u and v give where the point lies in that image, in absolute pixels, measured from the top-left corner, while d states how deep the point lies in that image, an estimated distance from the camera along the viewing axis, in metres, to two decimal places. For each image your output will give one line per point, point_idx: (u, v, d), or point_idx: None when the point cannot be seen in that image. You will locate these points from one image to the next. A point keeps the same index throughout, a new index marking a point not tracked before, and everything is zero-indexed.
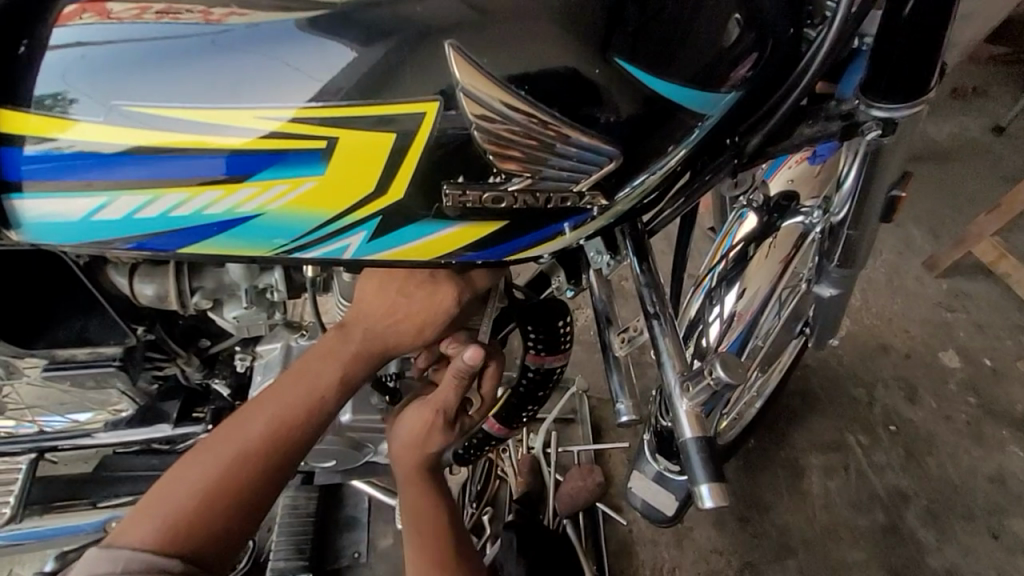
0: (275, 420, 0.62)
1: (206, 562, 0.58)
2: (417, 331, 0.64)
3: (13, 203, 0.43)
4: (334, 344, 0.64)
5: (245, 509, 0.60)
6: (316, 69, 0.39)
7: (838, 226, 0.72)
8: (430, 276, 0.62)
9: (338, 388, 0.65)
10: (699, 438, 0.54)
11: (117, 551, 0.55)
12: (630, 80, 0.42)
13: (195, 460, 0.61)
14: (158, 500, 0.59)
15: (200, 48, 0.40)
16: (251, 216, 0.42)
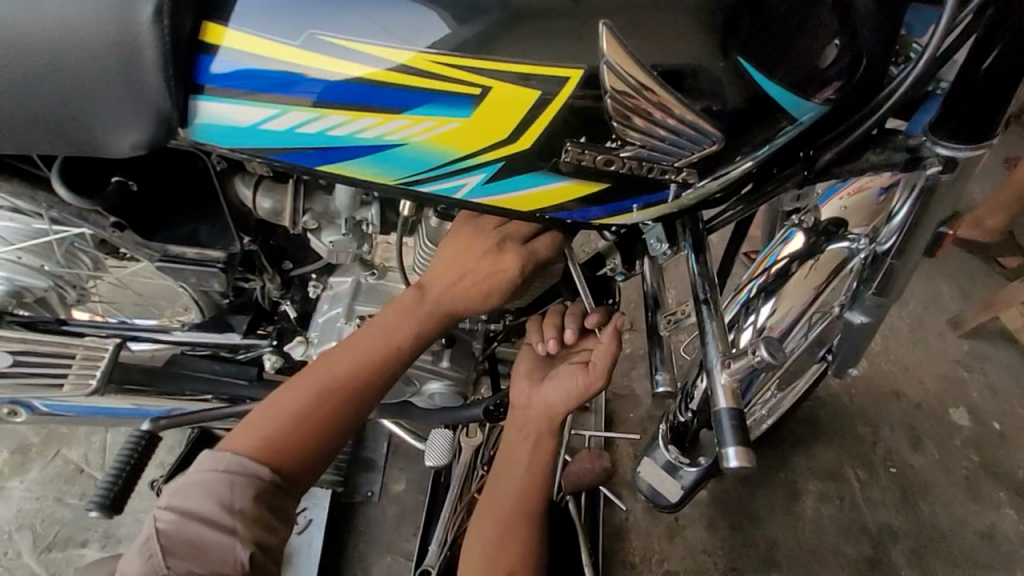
0: (358, 363, 0.73)
1: (288, 474, 0.70)
2: (482, 296, 0.73)
3: (195, 103, 0.50)
4: (412, 302, 0.74)
5: (326, 435, 0.72)
6: (411, 35, 0.46)
7: (883, 254, 0.78)
8: (498, 243, 0.71)
9: (410, 343, 0.74)
10: (731, 408, 0.60)
11: (223, 454, 0.67)
12: (745, 77, 0.49)
13: (290, 389, 0.72)
14: (258, 418, 0.71)
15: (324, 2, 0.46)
16: (397, 144, 0.50)
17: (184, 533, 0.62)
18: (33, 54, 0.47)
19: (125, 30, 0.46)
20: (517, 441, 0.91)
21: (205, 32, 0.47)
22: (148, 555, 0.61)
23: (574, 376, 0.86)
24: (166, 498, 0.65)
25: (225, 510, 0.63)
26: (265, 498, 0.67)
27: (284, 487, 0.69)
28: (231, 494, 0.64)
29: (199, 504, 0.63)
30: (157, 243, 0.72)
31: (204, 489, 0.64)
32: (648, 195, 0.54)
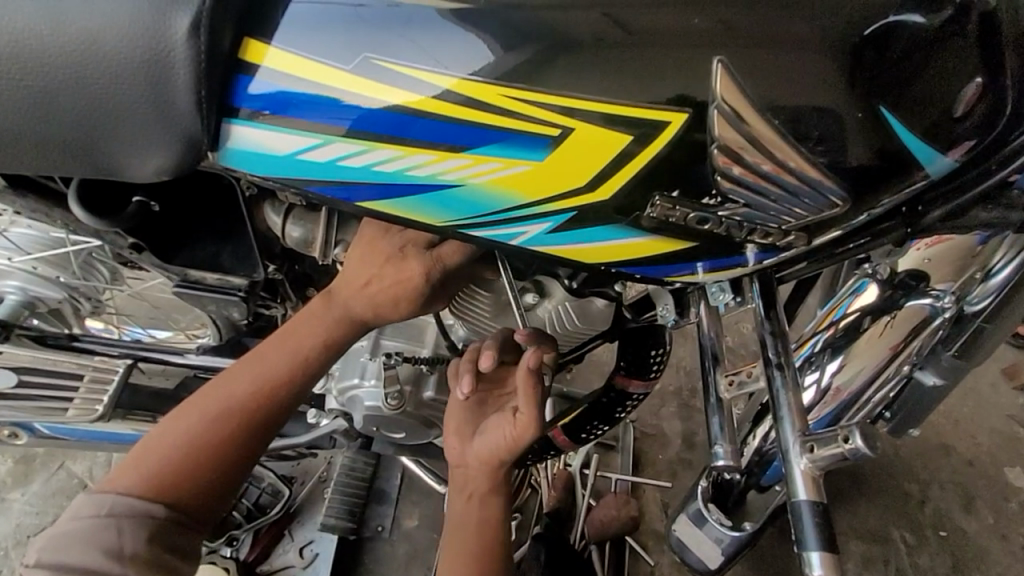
0: (259, 380, 0.64)
1: (190, 510, 0.60)
2: (392, 307, 0.61)
3: (229, 127, 0.44)
4: (317, 310, 0.65)
5: (226, 462, 0.62)
6: (450, 58, 0.40)
7: (973, 316, 0.70)
8: (399, 249, 0.59)
9: (320, 352, 0.65)
10: (813, 502, 0.52)
11: (105, 495, 0.58)
12: (880, 126, 0.42)
13: (177, 415, 0.63)
14: (143, 450, 0.61)
15: (359, 20, 0.40)
16: (451, 185, 0.43)
17: None
18: (50, 66, 0.41)
19: (156, 47, 0.40)
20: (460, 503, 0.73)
21: (245, 50, 0.41)
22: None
23: (500, 427, 0.69)
24: (35, 554, 0.55)
25: (110, 559, 0.55)
26: (160, 539, 0.57)
27: (183, 524, 0.59)
28: (119, 539, 0.56)
29: (80, 556, 0.55)
30: (176, 267, 0.67)
31: (83, 539, 0.56)
32: (720, 259, 0.47)
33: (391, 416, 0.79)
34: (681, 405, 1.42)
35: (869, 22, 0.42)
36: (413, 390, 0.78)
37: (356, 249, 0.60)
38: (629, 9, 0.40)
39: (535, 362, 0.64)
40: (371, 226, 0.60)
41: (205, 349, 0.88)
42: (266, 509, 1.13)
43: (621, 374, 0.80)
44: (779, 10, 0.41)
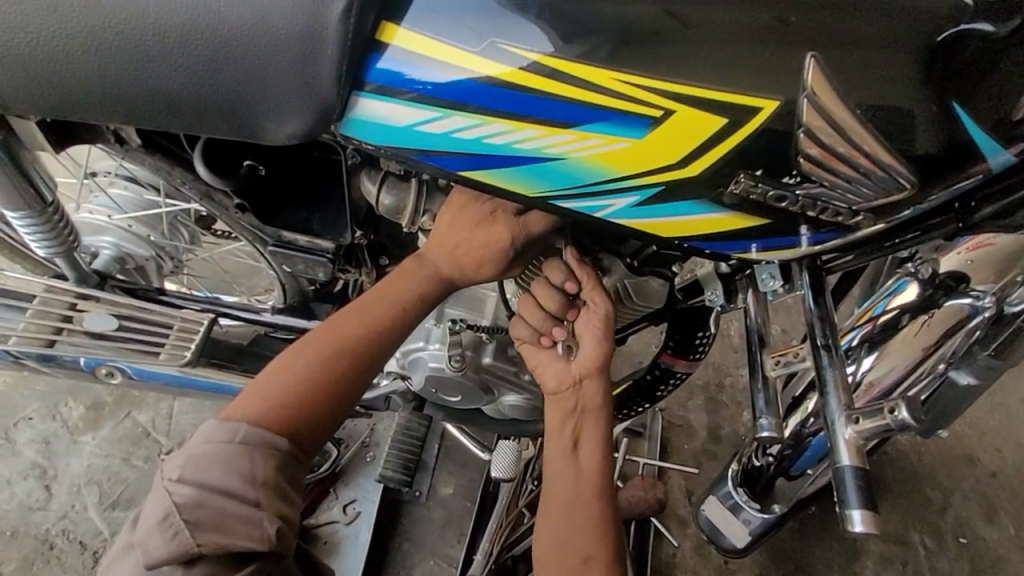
0: (364, 327, 0.70)
1: (304, 443, 0.67)
2: (477, 268, 0.68)
3: (357, 99, 0.50)
4: (413, 267, 0.71)
5: (334, 401, 0.68)
6: (515, 45, 0.46)
7: (1015, 316, 0.73)
8: (490, 213, 0.66)
9: (416, 305, 0.71)
10: (857, 467, 0.57)
11: (234, 424, 0.64)
12: (953, 120, 0.46)
13: (292, 355, 0.68)
14: (264, 386, 0.67)
15: (466, 11, 0.47)
16: (554, 158, 0.49)
17: (206, 507, 0.59)
18: (222, 39, 0.48)
19: (312, 26, 0.47)
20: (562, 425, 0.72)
21: (382, 32, 0.48)
22: (172, 533, 0.58)
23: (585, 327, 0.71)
24: (176, 472, 0.61)
25: (242, 483, 0.61)
26: (282, 469, 0.64)
27: (299, 454, 0.66)
28: (252, 466, 0.62)
29: (218, 477, 0.61)
30: (271, 228, 0.74)
31: (220, 462, 0.62)
32: (773, 239, 0.52)
33: (450, 377, 0.85)
34: (709, 398, 1.46)
35: (942, 29, 0.46)
36: (473, 355, 0.84)
37: (446, 214, 0.67)
38: (726, 10, 0.46)
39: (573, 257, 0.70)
40: (464, 192, 0.67)
41: (278, 308, 0.95)
42: (315, 466, 1.20)
43: (668, 353, 0.85)
44: (860, 15, 0.46)
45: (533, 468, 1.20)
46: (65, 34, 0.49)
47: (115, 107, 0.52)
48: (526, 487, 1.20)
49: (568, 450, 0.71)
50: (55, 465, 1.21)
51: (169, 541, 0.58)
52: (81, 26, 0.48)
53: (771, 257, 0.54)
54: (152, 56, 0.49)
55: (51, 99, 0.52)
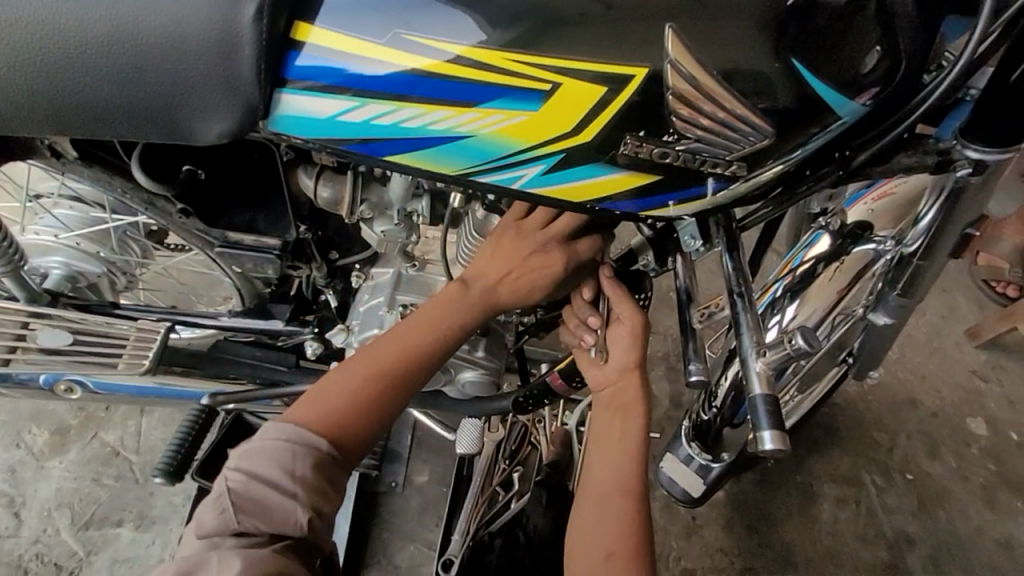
0: (410, 344, 0.74)
1: (346, 451, 0.68)
2: (526, 294, 0.75)
3: (279, 96, 0.54)
4: (458, 291, 0.75)
5: (377, 410, 0.71)
6: (434, 33, 0.51)
7: (911, 256, 0.81)
8: (543, 244, 0.73)
9: (458, 327, 0.75)
10: (766, 394, 0.64)
11: (285, 425, 0.66)
12: (796, 77, 0.53)
13: (341, 369, 0.72)
14: (314, 393, 0.70)
15: (375, 5, 0.51)
16: (465, 136, 0.54)
17: (252, 492, 0.61)
18: (144, 47, 0.51)
19: (228, 30, 0.51)
20: (607, 422, 0.83)
21: (295, 31, 0.52)
22: (221, 510, 0.61)
23: (620, 334, 0.81)
24: (232, 460, 0.64)
25: (286, 474, 0.62)
26: (323, 471, 0.65)
27: (342, 462, 0.67)
28: (293, 461, 0.63)
29: (264, 469, 0.62)
30: (217, 230, 0.78)
31: (268, 456, 0.63)
32: (684, 191, 0.58)
33: None
34: (669, 367, 1.53)
35: None
36: None
37: (490, 246, 0.74)
38: None
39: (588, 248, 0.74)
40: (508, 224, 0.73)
41: (234, 312, 0.97)
42: None
43: None
44: None
45: (503, 448, 1.25)
46: None
47: (46, 119, 0.54)
48: (499, 465, 1.26)
49: (610, 445, 0.82)
50: (23, 492, 1.20)
51: (217, 516, 0.61)
52: (6, 43, 0.51)
53: (679, 211, 0.60)
54: (76, 69, 0.52)
55: None
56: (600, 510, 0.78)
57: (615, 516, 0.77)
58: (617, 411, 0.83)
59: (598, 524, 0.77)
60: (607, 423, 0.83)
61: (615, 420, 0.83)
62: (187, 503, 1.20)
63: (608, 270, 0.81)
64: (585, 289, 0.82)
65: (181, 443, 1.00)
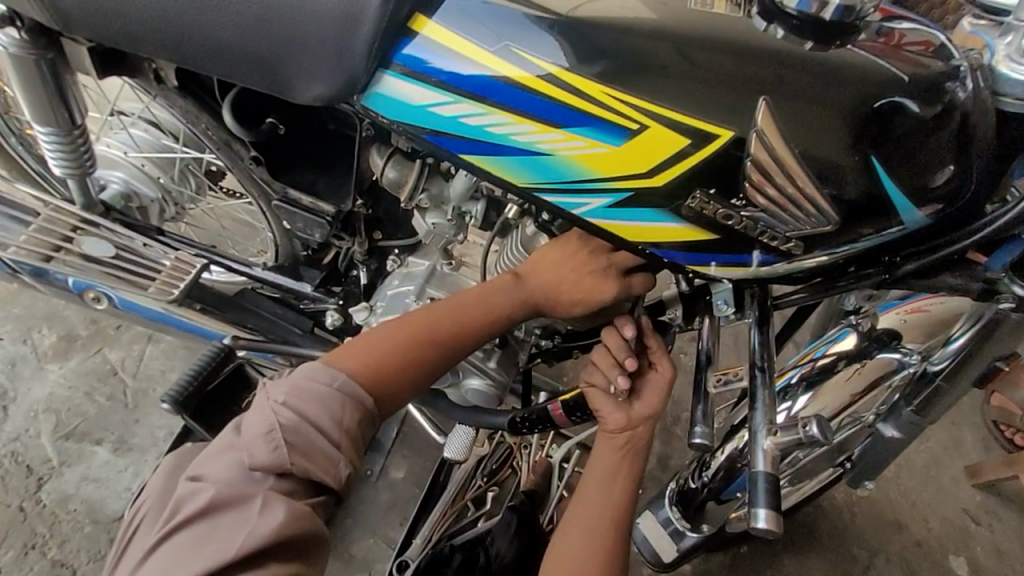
0: (460, 322, 0.75)
1: (382, 410, 0.70)
2: (572, 308, 0.76)
3: (381, 75, 0.57)
4: (511, 282, 0.76)
5: (417, 377, 0.73)
6: (542, 54, 0.54)
7: (934, 375, 0.81)
8: (605, 267, 0.73)
9: (506, 317, 0.76)
10: (769, 473, 0.64)
11: (335, 371, 0.67)
12: (871, 173, 0.55)
13: (389, 328, 0.73)
14: (361, 346, 0.71)
15: (494, 16, 0.55)
16: (543, 153, 0.56)
17: (303, 435, 0.61)
18: (274, 4, 0.55)
19: (353, 5, 0.54)
20: (611, 459, 0.82)
21: (414, 21, 0.55)
22: (274, 446, 0.60)
23: (654, 383, 0.83)
24: (282, 395, 0.63)
25: (334, 423, 0.63)
26: (364, 426, 0.67)
27: (377, 420, 0.70)
28: (342, 412, 0.64)
29: (314, 413, 0.63)
30: (280, 185, 0.81)
31: (319, 399, 0.64)
32: (732, 255, 0.59)
33: None
34: (663, 428, 1.51)
35: (877, 97, 0.55)
36: None
37: (551, 248, 0.74)
38: (706, 53, 0.54)
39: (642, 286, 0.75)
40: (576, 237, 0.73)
41: (269, 266, 0.99)
42: None
43: None
44: (820, 76, 0.54)
45: (483, 466, 1.26)
46: None
47: (165, 45, 0.58)
48: (475, 482, 1.26)
49: (609, 479, 0.82)
50: (17, 388, 1.22)
51: (270, 452, 0.60)
52: None
53: (723, 273, 0.61)
54: (208, 9, 0.56)
55: (110, 27, 0.58)
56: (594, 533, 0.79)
57: (605, 547, 0.78)
58: (625, 451, 0.82)
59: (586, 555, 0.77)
60: (611, 460, 0.82)
61: (620, 458, 0.82)
62: (167, 439, 1.21)
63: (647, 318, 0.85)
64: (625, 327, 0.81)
65: (192, 376, 1.00)
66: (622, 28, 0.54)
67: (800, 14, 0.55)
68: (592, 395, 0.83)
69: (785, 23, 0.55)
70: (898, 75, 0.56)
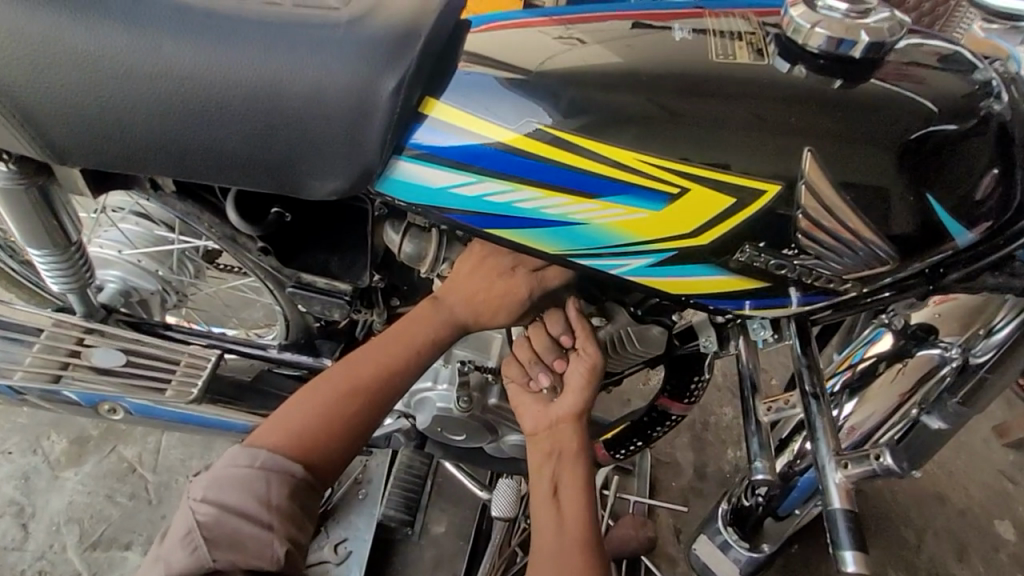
0: (381, 364, 0.74)
1: (319, 474, 0.70)
2: (495, 317, 0.74)
3: (396, 161, 0.55)
4: (429, 310, 0.75)
5: (347, 435, 0.71)
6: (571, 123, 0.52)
7: (977, 367, 0.80)
8: (511, 267, 0.71)
9: (432, 348, 0.75)
10: (846, 509, 0.62)
11: (256, 449, 0.68)
12: (926, 208, 0.54)
13: (315, 388, 0.73)
14: (288, 414, 0.71)
15: (494, 88, 0.53)
16: (577, 223, 0.54)
17: (224, 526, 0.62)
18: (281, 109, 0.52)
19: (365, 99, 0.51)
20: (547, 469, 0.74)
21: (425, 104, 0.53)
22: (192, 547, 0.61)
23: (575, 371, 0.75)
24: (200, 492, 0.65)
25: (262, 505, 0.64)
26: (296, 496, 0.67)
27: (315, 485, 0.69)
28: (266, 490, 0.65)
29: (237, 500, 0.64)
30: (291, 270, 0.78)
31: (239, 485, 0.65)
32: (768, 299, 0.57)
33: (456, 416, 0.88)
34: (694, 437, 1.50)
35: (918, 127, 0.53)
36: (479, 396, 0.87)
37: (465, 263, 0.72)
38: (732, 101, 0.52)
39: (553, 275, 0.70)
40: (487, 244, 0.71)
41: (285, 346, 0.95)
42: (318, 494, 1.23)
43: (664, 396, 0.91)
44: (852, 108, 0.53)
45: (526, 506, 1.24)
46: (125, 93, 0.52)
47: (166, 162, 0.55)
48: (519, 525, 1.24)
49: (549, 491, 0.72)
50: (34, 502, 1.17)
51: (188, 555, 0.60)
52: (142, 87, 0.52)
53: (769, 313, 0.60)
54: (206, 121, 0.53)
55: (106, 153, 0.55)
56: (562, 559, 0.68)
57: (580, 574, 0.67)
58: (555, 458, 0.74)
59: (557, 570, 0.68)
60: (541, 464, 0.74)
61: (551, 463, 0.74)
62: None
63: (576, 304, 0.75)
64: (551, 325, 0.75)
65: None
66: (642, 87, 0.53)
67: (822, 53, 0.54)
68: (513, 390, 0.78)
69: (809, 63, 0.54)
70: (924, 103, 0.54)
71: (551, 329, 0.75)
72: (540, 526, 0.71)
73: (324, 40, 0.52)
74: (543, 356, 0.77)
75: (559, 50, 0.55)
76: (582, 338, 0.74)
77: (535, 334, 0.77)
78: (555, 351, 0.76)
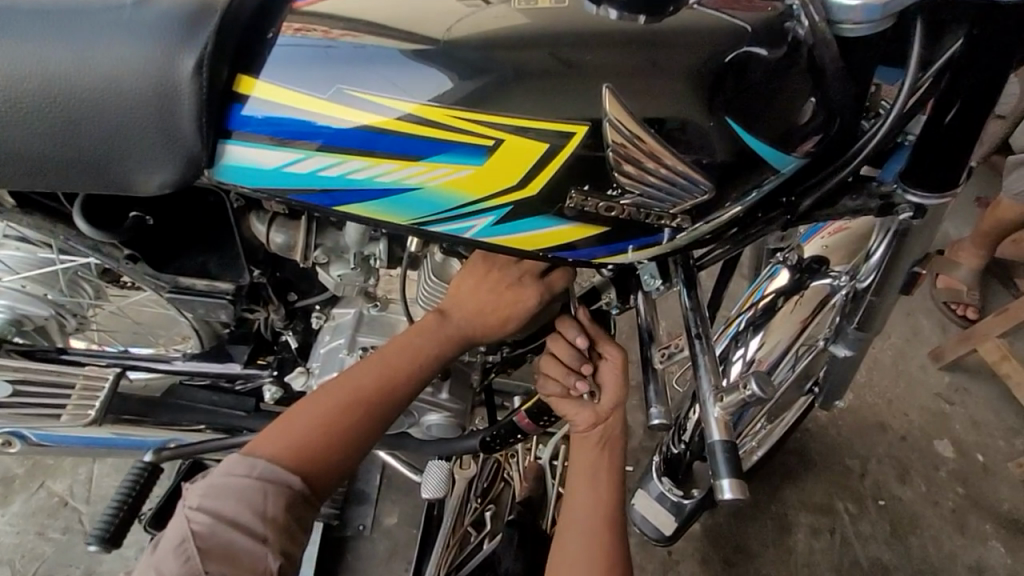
0: (382, 376, 0.74)
1: (317, 486, 0.69)
2: (500, 327, 0.74)
3: (224, 147, 0.53)
4: (430, 323, 0.74)
5: (351, 447, 0.71)
6: (403, 83, 0.51)
7: (862, 291, 0.80)
8: (518, 278, 0.72)
9: (432, 360, 0.74)
10: (725, 441, 0.64)
11: (255, 459, 0.66)
12: (730, 133, 0.55)
13: (314, 398, 0.72)
14: (288, 425, 0.70)
15: (318, 57, 0.51)
16: (411, 188, 0.54)
17: (219, 537, 0.61)
18: (79, 102, 0.50)
19: (164, 81, 0.50)
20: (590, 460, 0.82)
21: (238, 84, 0.51)
22: (186, 558, 0.59)
23: (608, 372, 0.81)
24: (197, 499, 0.63)
25: (258, 517, 0.63)
26: (292, 507, 0.66)
27: (311, 499, 0.68)
28: (263, 501, 0.64)
29: (231, 508, 0.62)
30: (168, 275, 0.76)
31: (236, 494, 0.63)
32: (643, 237, 0.59)
33: None
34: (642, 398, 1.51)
35: (727, 51, 0.54)
36: None
37: (468, 273, 0.73)
38: (546, 48, 0.52)
39: (564, 281, 0.73)
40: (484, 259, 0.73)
41: (191, 355, 0.92)
42: None
43: None
44: (667, 43, 0.53)
45: (475, 487, 1.20)
46: None
47: None
48: (470, 504, 1.20)
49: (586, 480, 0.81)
50: None
51: (180, 565, 0.59)
52: None
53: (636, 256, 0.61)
54: (8, 125, 0.51)
55: None
56: (588, 545, 0.78)
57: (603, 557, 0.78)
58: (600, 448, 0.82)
59: (579, 550, 0.78)
60: (591, 457, 0.82)
61: (601, 452, 0.82)
62: (138, 556, 1.14)
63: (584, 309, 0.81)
64: (574, 335, 0.79)
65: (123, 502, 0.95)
66: (456, 42, 0.52)
67: None
68: (554, 403, 0.82)
69: None
70: (741, 26, 0.55)
71: (574, 338, 0.79)
72: (574, 518, 0.80)
73: (116, 27, 0.51)
74: (575, 367, 0.79)
75: (466, 12, 0.54)
76: (602, 338, 0.81)
77: (557, 347, 0.80)
78: (582, 358, 0.79)
